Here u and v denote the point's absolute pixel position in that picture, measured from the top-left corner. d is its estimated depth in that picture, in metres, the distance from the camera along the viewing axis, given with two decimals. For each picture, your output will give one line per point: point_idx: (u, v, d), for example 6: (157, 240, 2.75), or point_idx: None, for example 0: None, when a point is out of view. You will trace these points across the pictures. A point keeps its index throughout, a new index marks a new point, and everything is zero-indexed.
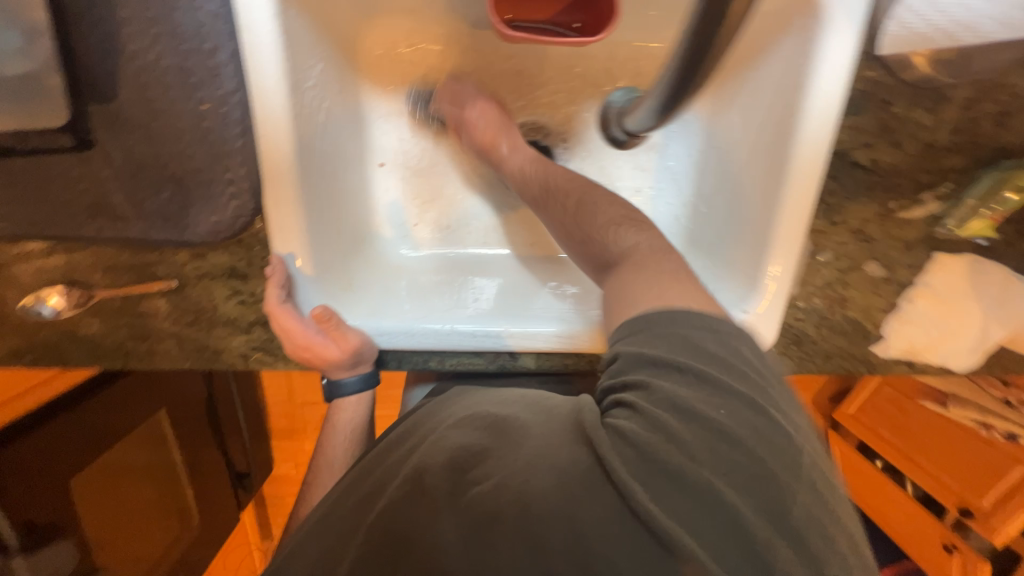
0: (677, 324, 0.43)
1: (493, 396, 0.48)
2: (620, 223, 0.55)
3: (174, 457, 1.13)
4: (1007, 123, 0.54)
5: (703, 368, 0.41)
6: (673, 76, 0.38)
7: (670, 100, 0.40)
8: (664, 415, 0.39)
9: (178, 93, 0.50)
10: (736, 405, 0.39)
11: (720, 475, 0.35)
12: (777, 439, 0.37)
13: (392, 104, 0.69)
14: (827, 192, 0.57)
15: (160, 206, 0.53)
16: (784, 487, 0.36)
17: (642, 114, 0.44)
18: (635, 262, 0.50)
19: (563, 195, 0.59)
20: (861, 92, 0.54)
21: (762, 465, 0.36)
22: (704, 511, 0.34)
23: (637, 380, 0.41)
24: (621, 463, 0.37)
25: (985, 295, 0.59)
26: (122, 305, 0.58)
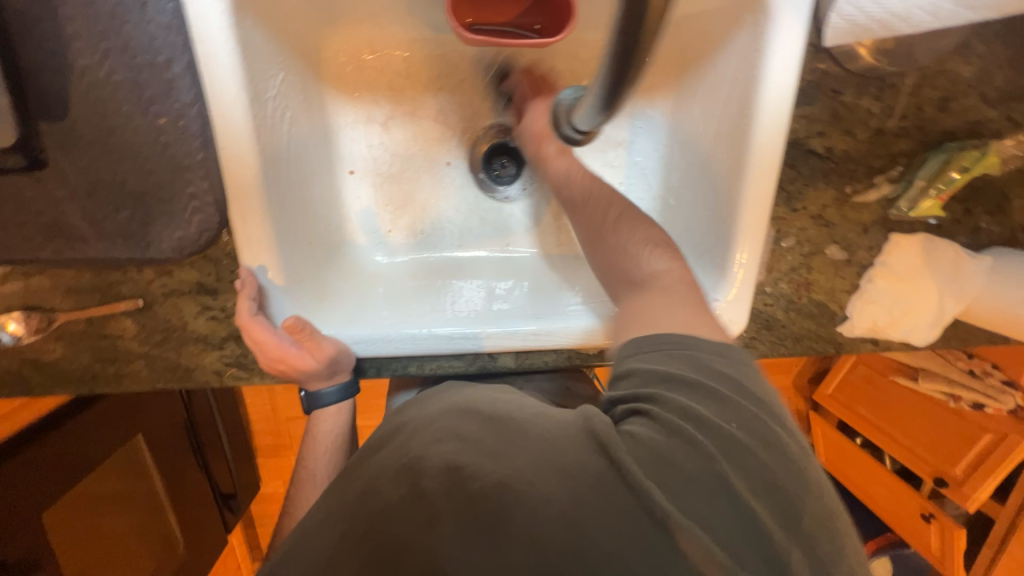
0: (688, 345, 0.45)
1: (487, 397, 0.48)
2: (657, 244, 0.56)
3: (154, 483, 1.10)
4: (949, 108, 0.57)
5: (715, 382, 0.42)
6: (605, 75, 0.35)
7: (610, 92, 0.37)
8: (678, 422, 0.40)
9: (133, 108, 0.49)
10: (746, 413, 0.41)
11: (734, 479, 0.37)
12: (781, 450, 0.40)
13: (358, 111, 0.69)
14: (786, 180, 0.59)
15: (120, 224, 0.52)
16: (789, 488, 0.38)
17: (587, 112, 0.41)
18: (661, 283, 0.52)
19: (605, 205, 0.59)
20: (811, 83, 0.56)
21: (768, 469, 0.38)
22: (718, 514, 0.36)
23: (650, 392, 0.42)
24: (639, 467, 0.37)
25: (939, 272, 0.62)
26: (86, 328, 0.56)
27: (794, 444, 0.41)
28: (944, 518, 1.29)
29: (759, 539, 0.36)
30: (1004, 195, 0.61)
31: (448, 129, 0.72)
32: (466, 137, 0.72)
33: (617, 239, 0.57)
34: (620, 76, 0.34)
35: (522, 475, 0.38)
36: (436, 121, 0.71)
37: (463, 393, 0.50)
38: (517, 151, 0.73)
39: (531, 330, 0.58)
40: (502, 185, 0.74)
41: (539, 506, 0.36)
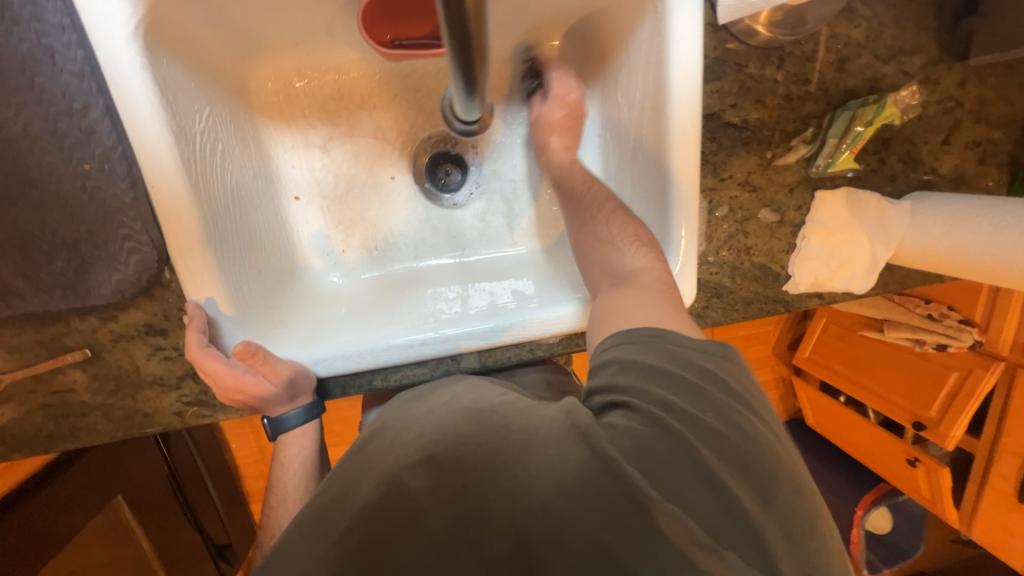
0: (665, 339, 0.44)
1: (471, 394, 0.46)
2: (642, 243, 0.55)
3: (142, 546, 1.07)
4: (846, 68, 0.63)
5: (692, 374, 0.41)
6: (454, 66, 0.35)
7: (468, 80, 0.37)
8: (657, 411, 0.39)
9: (56, 158, 0.49)
10: (721, 404, 0.40)
11: (716, 464, 0.36)
12: (762, 440, 0.39)
13: (296, 137, 0.70)
14: (709, 153, 0.63)
15: (56, 275, 0.52)
16: (771, 479, 0.37)
17: (465, 106, 0.41)
18: (644, 282, 0.52)
19: (600, 201, 0.60)
20: (717, 60, 0.60)
21: (750, 455, 0.37)
22: (705, 500, 0.35)
23: (629, 383, 0.41)
24: (622, 455, 0.36)
25: (867, 221, 0.65)
26: (34, 387, 0.55)
27: (770, 433, 0.40)
28: (928, 459, 1.31)
29: (743, 524, 0.35)
30: (912, 142, 0.66)
31: (388, 144, 0.73)
32: (407, 150, 0.74)
33: (604, 235, 0.57)
34: (464, 63, 0.35)
35: (507, 467, 0.37)
36: (375, 138, 0.72)
37: (444, 391, 0.49)
38: (461, 157, 0.75)
39: (487, 328, 0.60)
40: (450, 192, 0.75)
41: (518, 497, 0.35)
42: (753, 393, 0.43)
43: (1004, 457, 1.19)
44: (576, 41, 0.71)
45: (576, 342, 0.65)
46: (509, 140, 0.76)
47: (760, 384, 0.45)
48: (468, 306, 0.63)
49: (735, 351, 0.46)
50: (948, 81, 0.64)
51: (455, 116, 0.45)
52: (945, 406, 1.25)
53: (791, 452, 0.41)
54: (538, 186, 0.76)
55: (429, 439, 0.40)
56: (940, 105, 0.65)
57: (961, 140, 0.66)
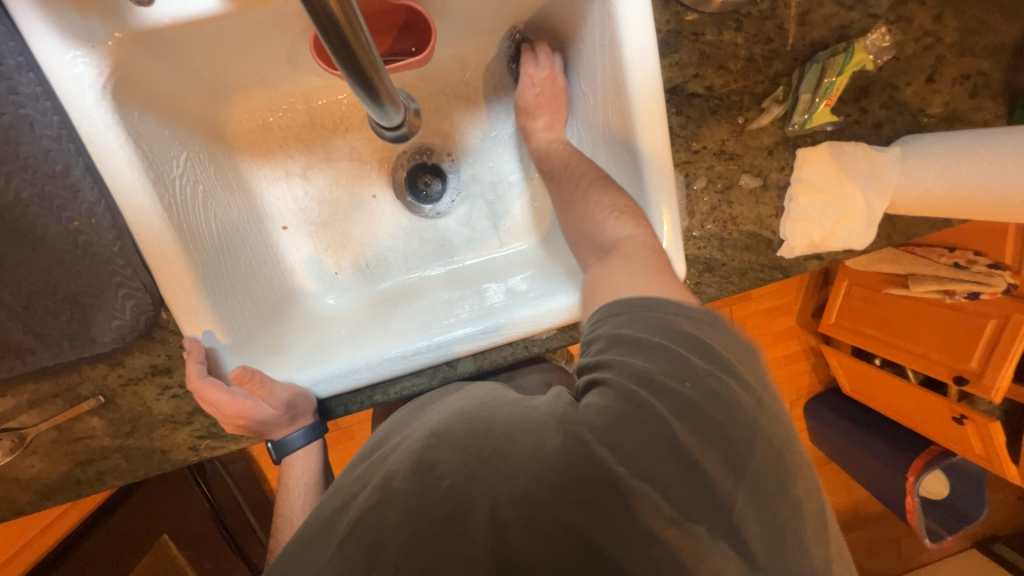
0: (657, 308, 0.41)
1: (467, 392, 0.46)
2: (622, 210, 0.53)
3: None
4: (809, 21, 0.61)
5: (678, 343, 0.39)
6: (353, 82, 0.36)
7: (372, 91, 0.38)
8: (632, 386, 0.37)
9: (48, 219, 0.53)
10: (704, 375, 0.37)
11: (687, 440, 0.35)
12: (741, 413, 0.36)
13: (277, 169, 0.72)
14: (678, 126, 0.62)
15: (62, 328, 0.55)
16: (744, 448, 0.35)
17: (381, 116, 0.43)
18: (630, 252, 0.49)
19: (578, 177, 0.59)
20: (671, 33, 0.60)
21: (724, 428, 0.36)
22: (676, 474, 0.34)
23: (611, 358, 0.40)
24: (593, 436, 0.36)
25: (856, 173, 0.62)
26: (58, 436, 0.58)
27: (760, 402, 0.38)
28: (976, 415, 1.23)
29: (713, 499, 0.34)
30: (893, 86, 0.63)
31: (366, 164, 0.75)
32: (384, 167, 0.75)
33: (585, 212, 0.56)
34: (362, 79, 0.36)
35: (490, 462, 0.36)
36: (352, 160, 0.74)
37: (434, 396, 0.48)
38: (438, 167, 0.76)
39: (478, 330, 0.60)
40: (432, 202, 0.76)
41: (505, 490, 0.35)
42: (749, 352, 0.41)
43: None
44: (535, 35, 0.71)
45: (570, 335, 0.64)
46: (482, 143, 0.76)
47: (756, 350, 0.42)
48: (461, 311, 0.63)
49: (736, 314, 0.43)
50: (923, 17, 0.62)
51: (382, 125, 0.47)
52: (987, 356, 1.18)
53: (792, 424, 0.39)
54: (518, 184, 0.76)
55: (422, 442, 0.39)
56: (918, 43, 0.62)
57: (947, 75, 0.63)
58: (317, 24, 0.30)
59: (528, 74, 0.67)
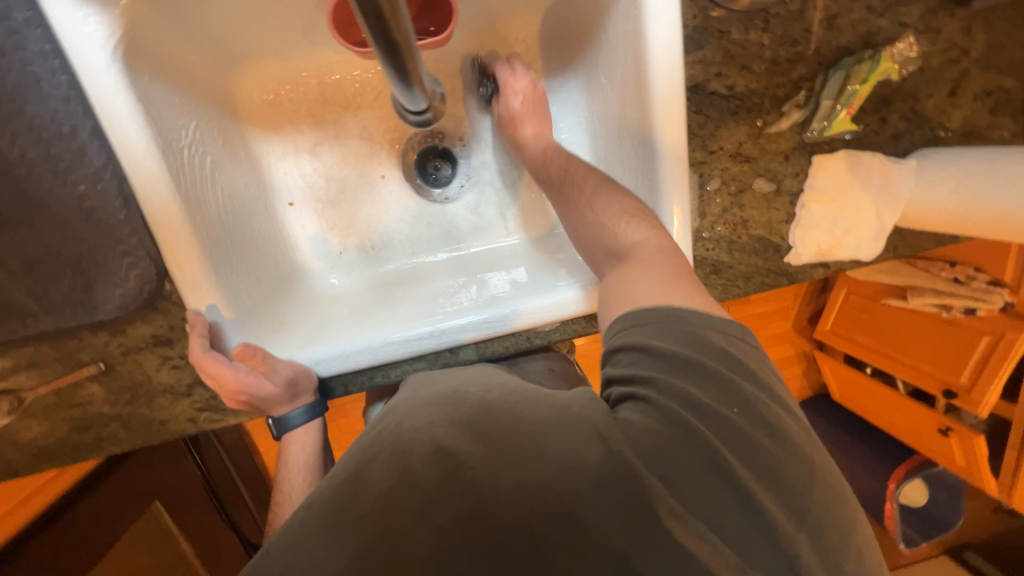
0: (687, 321, 0.42)
1: (469, 374, 0.46)
2: (633, 214, 0.52)
3: (183, 547, 1.08)
4: (837, 25, 0.60)
5: (717, 362, 0.40)
6: (385, 60, 0.36)
7: (399, 70, 0.38)
8: (679, 409, 0.38)
9: (52, 181, 0.52)
10: (750, 401, 0.39)
11: (744, 474, 0.36)
12: (786, 441, 0.38)
13: (285, 143, 0.71)
14: (696, 126, 0.61)
15: (64, 294, 0.54)
16: (798, 483, 0.37)
17: (406, 97, 0.42)
18: (644, 255, 0.48)
19: (581, 180, 0.56)
20: (697, 28, 0.59)
21: (771, 454, 0.37)
22: (727, 505, 0.35)
23: (650, 376, 0.39)
24: (640, 461, 0.35)
25: (870, 184, 0.62)
26: (57, 401, 0.58)
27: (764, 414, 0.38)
28: (961, 428, 1.25)
29: (757, 518, 0.35)
30: (915, 97, 0.62)
31: (376, 143, 0.73)
32: (395, 148, 0.74)
33: (596, 208, 0.53)
34: (393, 58, 0.36)
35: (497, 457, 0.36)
36: (362, 138, 0.73)
37: (444, 373, 0.48)
38: (449, 151, 0.75)
39: (483, 318, 0.60)
40: (441, 186, 0.75)
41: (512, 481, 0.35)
42: (756, 358, 0.42)
43: None
44: (555, 21, 0.70)
45: (573, 329, 0.65)
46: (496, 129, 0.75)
47: None
48: (469, 298, 0.63)
49: (769, 337, 0.44)
50: (951, 29, 0.61)
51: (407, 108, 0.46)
52: (976, 373, 1.19)
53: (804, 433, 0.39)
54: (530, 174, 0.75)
55: (428, 425, 0.39)
56: (943, 55, 0.61)
57: (969, 90, 0.62)
58: (357, 2, 0.29)
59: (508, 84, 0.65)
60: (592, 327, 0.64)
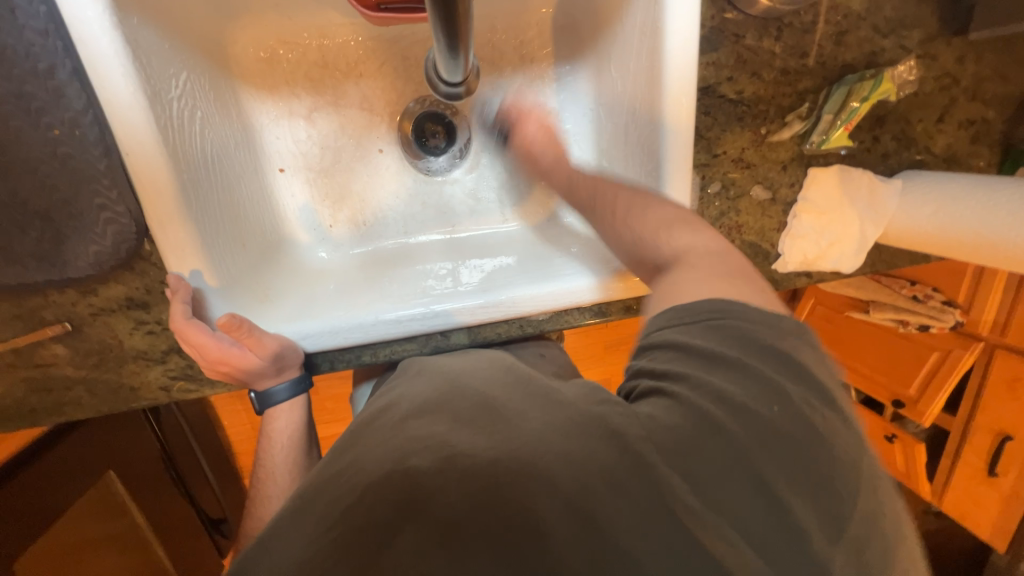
0: (731, 316, 0.43)
1: (474, 370, 0.48)
2: (672, 224, 0.53)
3: (136, 519, 1.05)
4: (844, 41, 0.61)
5: (754, 360, 0.40)
6: (438, 20, 0.35)
7: (450, 34, 0.36)
8: (710, 405, 0.38)
9: (23, 121, 0.48)
10: (792, 399, 0.38)
11: (775, 479, 0.35)
12: (827, 448, 0.37)
13: (280, 107, 0.67)
14: (704, 128, 0.62)
15: (31, 246, 0.50)
16: (838, 493, 0.36)
17: (449, 67, 0.41)
18: (691, 258, 0.50)
19: (611, 196, 0.57)
20: (713, 30, 0.60)
21: (806, 455, 0.36)
22: (753, 507, 0.34)
23: (683, 371, 0.40)
24: (660, 457, 0.36)
25: (857, 199, 0.64)
26: (15, 360, 0.54)
27: (791, 417, 0.37)
28: (906, 435, 1.35)
29: (787, 522, 0.34)
30: (907, 120, 0.65)
31: (375, 115, 0.71)
32: (395, 120, 0.71)
33: (634, 227, 0.54)
34: (445, 20, 0.35)
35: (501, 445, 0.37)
36: (361, 108, 0.70)
37: (457, 367, 0.49)
38: (453, 125, 0.73)
39: (479, 303, 0.59)
40: (429, 155, 0.73)
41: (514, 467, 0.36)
42: (792, 346, 0.42)
43: (977, 433, 1.26)
44: (570, 9, 0.69)
45: (567, 319, 0.64)
46: (501, 111, 0.73)
47: (822, 356, 0.44)
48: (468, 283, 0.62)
49: (811, 335, 0.45)
50: (946, 57, 0.64)
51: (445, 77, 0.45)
52: (924, 385, 1.27)
53: (832, 426, 0.39)
54: None
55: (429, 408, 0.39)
56: (936, 82, 0.64)
57: (955, 118, 0.66)
58: None
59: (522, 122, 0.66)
60: (586, 319, 0.65)
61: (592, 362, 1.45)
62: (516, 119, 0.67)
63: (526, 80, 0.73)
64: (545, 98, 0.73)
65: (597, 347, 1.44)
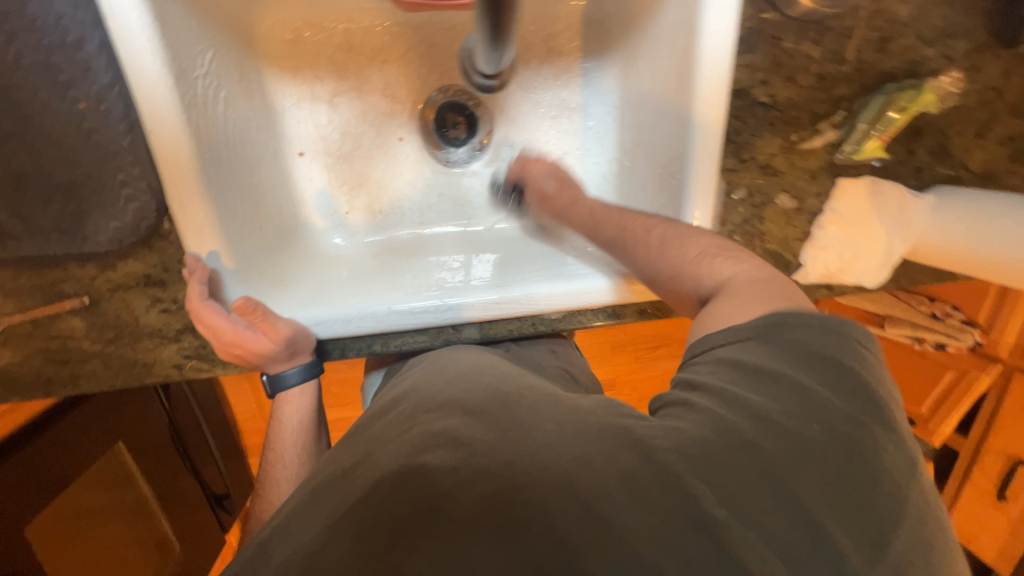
0: (787, 328, 0.43)
1: (490, 369, 0.48)
2: (715, 254, 0.52)
3: (143, 490, 1.08)
4: (887, 48, 0.59)
5: (803, 375, 0.40)
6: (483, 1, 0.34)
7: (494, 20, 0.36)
8: (747, 421, 0.37)
9: (49, 93, 0.48)
10: (835, 420, 0.37)
11: (813, 500, 0.34)
12: (871, 471, 0.36)
13: (303, 90, 0.67)
14: (733, 131, 0.60)
15: (52, 218, 0.51)
16: (880, 517, 0.35)
17: (489, 58, 0.40)
18: (735, 288, 0.49)
19: (645, 232, 0.55)
20: (751, 30, 0.58)
21: (847, 477, 0.35)
22: (790, 529, 0.33)
23: (721, 386, 0.40)
24: (688, 468, 0.35)
25: (887, 214, 0.62)
26: (33, 331, 0.55)
27: (830, 438, 0.37)
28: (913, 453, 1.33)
29: (820, 536, 0.33)
30: (945, 133, 0.63)
31: (397, 102, 0.70)
32: (416, 109, 0.71)
33: (675, 256, 0.53)
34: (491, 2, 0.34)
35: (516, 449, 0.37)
36: (384, 95, 0.69)
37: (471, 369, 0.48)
38: (475, 117, 0.72)
39: (493, 298, 0.58)
40: (449, 146, 0.72)
41: (526, 472, 0.35)
42: (846, 360, 0.41)
43: (986, 456, 1.24)
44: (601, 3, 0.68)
45: (580, 319, 0.64)
46: (524, 104, 0.72)
47: (881, 372, 0.42)
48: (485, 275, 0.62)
49: (871, 354, 0.43)
50: (992, 70, 0.61)
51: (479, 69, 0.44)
52: (936, 404, 1.24)
53: (880, 450, 0.37)
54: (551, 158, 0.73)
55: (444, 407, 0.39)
56: (980, 95, 0.62)
57: (996, 134, 0.63)
58: None
59: (529, 163, 0.65)
60: (598, 320, 0.64)
61: (598, 362, 1.44)
62: (520, 169, 0.66)
63: (551, 74, 0.71)
64: (569, 94, 0.72)
65: (603, 346, 1.43)
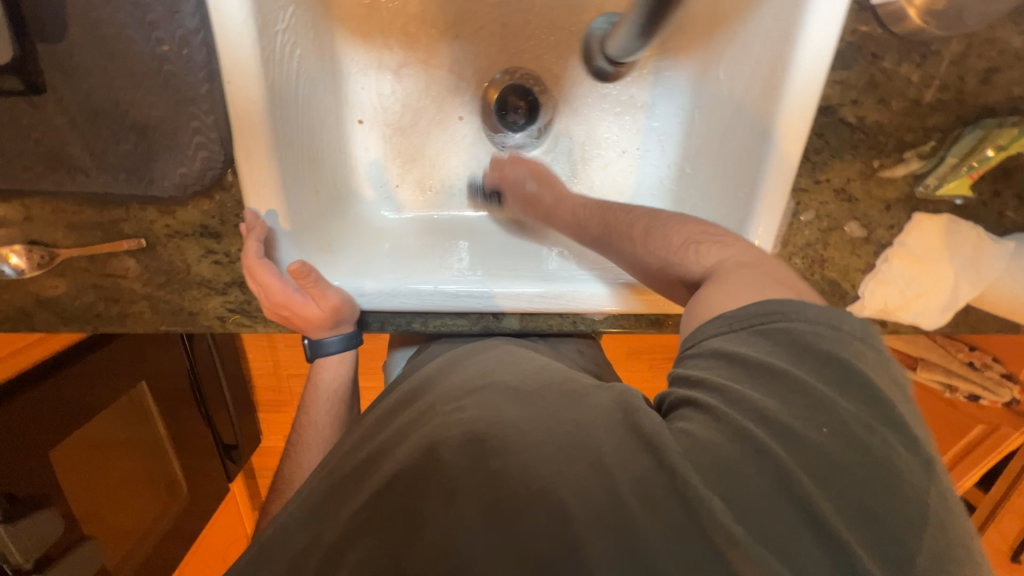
0: (775, 318, 0.41)
1: (511, 368, 0.47)
2: (700, 240, 0.51)
3: (160, 429, 1.11)
4: (994, 80, 0.55)
5: (806, 372, 0.37)
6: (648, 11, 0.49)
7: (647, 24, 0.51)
8: (749, 423, 0.35)
9: (136, 33, 0.48)
10: (846, 421, 0.34)
11: (827, 511, 0.31)
12: (893, 481, 0.33)
13: (370, 57, 0.66)
14: (812, 150, 0.58)
15: (122, 157, 0.51)
16: (910, 532, 0.32)
17: (625, 48, 0.57)
18: (724, 273, 0.47)
19: (627, 225, 0.55)
20: (851, 45, 0.55)
21: (865, 487, 0.33)
22: (802, 541, 0.31)
23: (718, 384, 0.38)
24: (695, 473, 0.33)
25: (962, 256, 0.59)
26: (89, 266, 0.55)
27: (845, 447, 0.34)
28: None
29: (840, 554, 0.31)
30: None
31: (463, 81, 0.69)
32: (481, 87, 0.69)
33: (662, 248, 0.52)
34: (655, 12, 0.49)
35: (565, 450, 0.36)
36: (451, 71, 0.68)
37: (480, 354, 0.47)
38: (537, 103, 0.70)
39: (539, 292, 0.57)
40: (506, 130, 0.71)
41: (571, 475, 0.34)
42: (855, 357, 0.38)
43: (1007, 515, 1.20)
44: None
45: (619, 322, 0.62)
46: (591, 96, 0.70)
47: (892, 364, 0.39)
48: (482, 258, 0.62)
49: (877, 342, 0.40)
50: None
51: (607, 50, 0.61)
52: (962, 455, 1.22)
53: (906, 461, 0.34)
54: (609, 155, 0.71)
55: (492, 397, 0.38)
56: None
57: None
58: None
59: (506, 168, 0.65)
60: (641, 326, 0.62)
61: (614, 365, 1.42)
62: (498, 174, 0.66)
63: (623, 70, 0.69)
64: (638, 91, 0.69)
65: (620, 350, 1.41)
